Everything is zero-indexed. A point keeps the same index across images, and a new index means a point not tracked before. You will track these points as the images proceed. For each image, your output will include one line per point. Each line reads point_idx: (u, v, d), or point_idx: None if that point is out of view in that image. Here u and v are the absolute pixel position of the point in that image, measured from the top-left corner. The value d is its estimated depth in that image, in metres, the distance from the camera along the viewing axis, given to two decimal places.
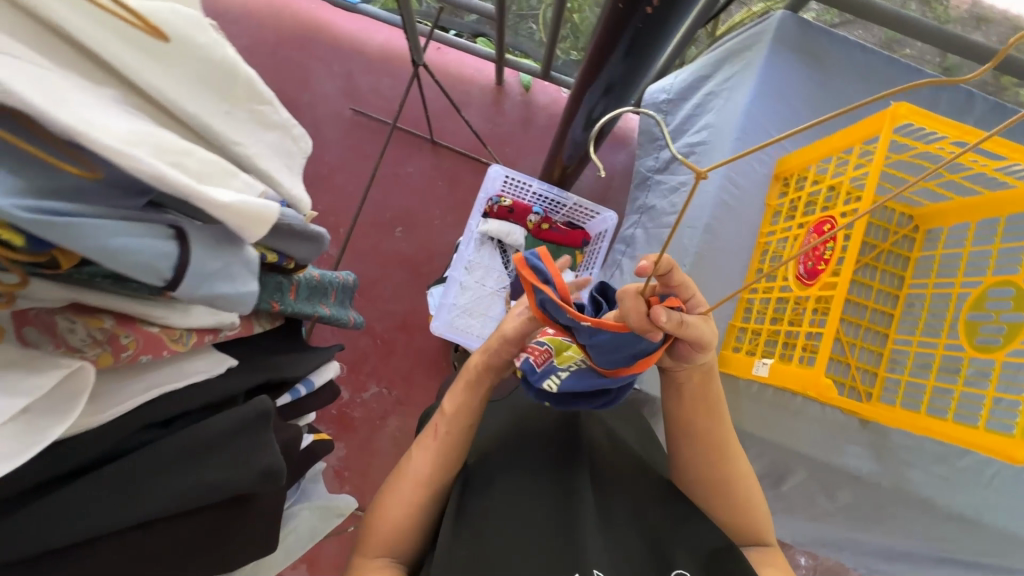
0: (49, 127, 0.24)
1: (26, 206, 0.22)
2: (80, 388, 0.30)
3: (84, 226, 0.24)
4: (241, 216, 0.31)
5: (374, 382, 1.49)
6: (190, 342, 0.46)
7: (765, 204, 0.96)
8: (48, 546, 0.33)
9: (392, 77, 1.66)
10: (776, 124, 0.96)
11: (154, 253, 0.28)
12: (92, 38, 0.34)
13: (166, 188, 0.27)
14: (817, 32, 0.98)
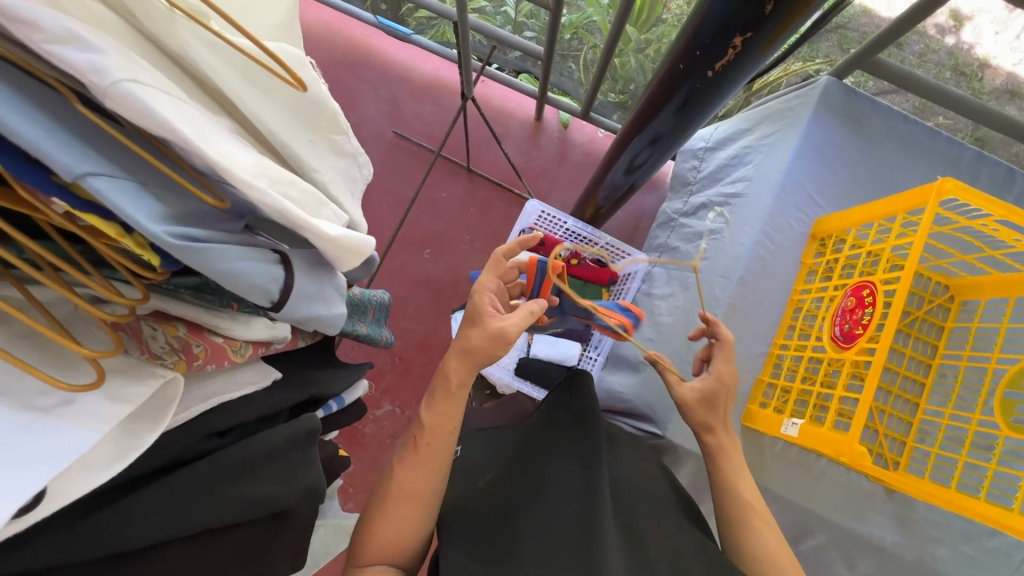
0: (196, 160, 0.26)
1: (172, 232, 0.24)
2: (169, 397, 0.32)
3: (213, 253, 0.26)
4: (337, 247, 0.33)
5: (389, 400, 1.50)
6: (246, 353, 0.47)
7: (800, 262, 0.96)
8: (118, 550, 0.34)
9: (436, 104, 1.72)
10: (816, 185, 0.98)
11: (264, 277, 0.29)
12: (216, 73, 0.36)
13: (283, 219, 0.29)
14: (861, 99, 0.99)
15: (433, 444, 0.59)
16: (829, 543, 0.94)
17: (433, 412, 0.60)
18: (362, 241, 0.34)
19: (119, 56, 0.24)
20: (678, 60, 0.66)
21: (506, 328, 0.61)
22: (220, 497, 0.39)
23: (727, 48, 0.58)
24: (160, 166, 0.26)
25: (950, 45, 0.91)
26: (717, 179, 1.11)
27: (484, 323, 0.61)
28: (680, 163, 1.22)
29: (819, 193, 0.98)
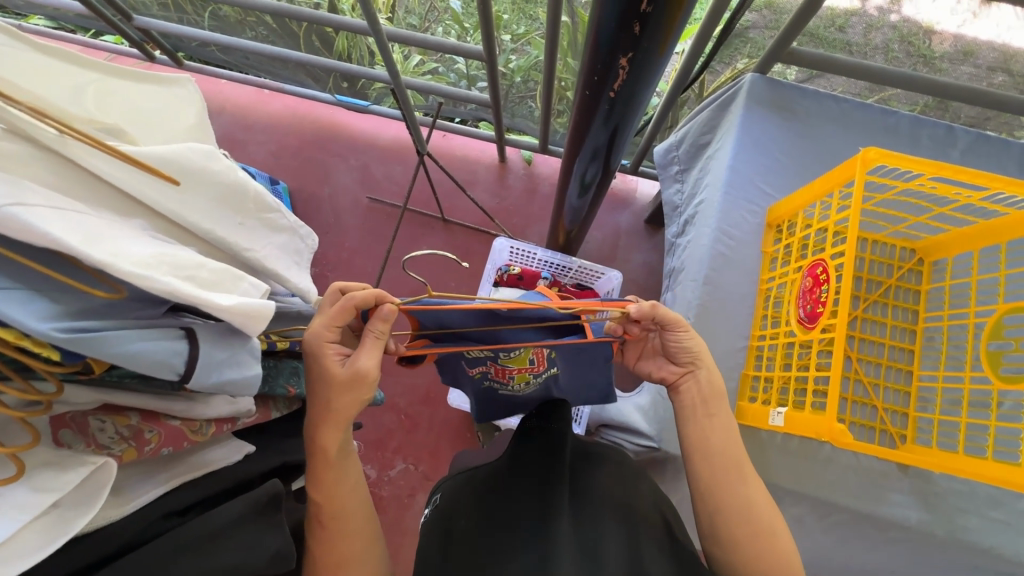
0: (82, 262, 0.29)
1: (60, 327, 0.27)
2: (102, 482, 0.35)
3: (109, 340, 0.29)
4: (242, 314, 0.35)
5: (400, 459, 1.50)
6: (209, 432, 0.49)
7: (762, 251, 0.98)
8: None
9: (404, 164, 1.80)
10: (761, 175, 1.00)
11: (167, 353, 0.32)
12: (123, 180, 0.40)
13: (177, 300, 0.32)
14: (788, 87, 1.03)
15: (334, 516, 0.57)
16: (855, 532, 0.90)
17: (321, 488, 0.57)
18: (265, 306, 0.37)
19: (5, 185, 0.28)
20: (586, 85, 0.69)
21: (369, 370, 0.55)
22: (187, 552, 0.42)
23: (618, 69, 0.62)
24: (54, 270, 0.29)
25: (892, 21, 0.95)
26: (696, 192, 1.13)
27: (334, 375, 0.55)
28: (666, 190, 1.24)
29: (769, 183, 1.00)
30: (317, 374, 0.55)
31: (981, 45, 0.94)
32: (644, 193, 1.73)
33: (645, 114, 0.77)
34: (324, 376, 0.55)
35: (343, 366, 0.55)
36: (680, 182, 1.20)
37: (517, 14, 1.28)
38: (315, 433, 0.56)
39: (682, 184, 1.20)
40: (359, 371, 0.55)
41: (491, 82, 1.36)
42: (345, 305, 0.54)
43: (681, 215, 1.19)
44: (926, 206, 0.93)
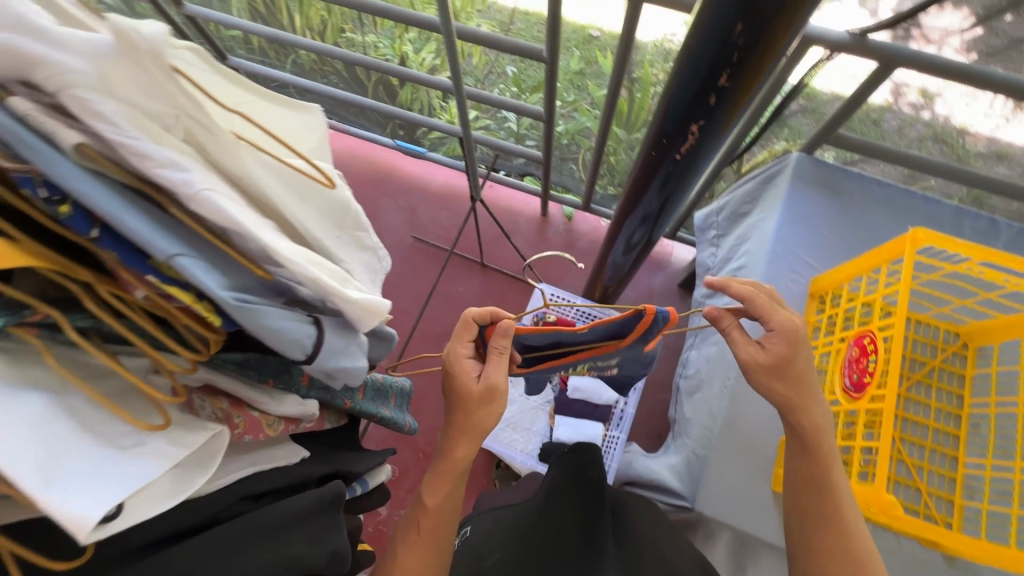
0: (250, 246, 0.34)
1: (232, 295, 0.31)
2: (217, 449, 0.38)
3: (261, 313, 0.33)
4: (357, 307, 0.39)
5: (414, 498, 1.48)
6: (278, 428, 0.52)
7: (804, 320, 1.00)
8: None
9: (449, 210, 1.89)
10: (804, 248, 1.04)
11: (300, 332, 0.36)
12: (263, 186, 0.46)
13: (316, 287, 0.36)
14: (833, 169, 1.08)
15: (434, 524, 0.62)
16: None
17: (433, 491, 0.63)
18: (380, 303, 0.41)
19: (202, 173, 0.33)
20: (651, 146, 0.75)
21: (499, 383, 0.63)
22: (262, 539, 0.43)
23: (687, 135, 0.67)
24: (228, 244, 0.34)
25: (925, 118, 0.98)
26: (729, 259, 1.18)
27: (469, 388, 0.63)
28: (701, 253, 1.29)
29: (811, 256, 1.03)
30: (454, 387, 0.64)
31: (1016, 148, 0.97)
32: (679, 258, 1.77)
33: (699, 181, 0.82)
34: (460, 388, 0.64)
35: (476, 380, 0.64)
36: (717, 246, 1.25)
37: (569, 84, 1.40)
38: (452, 441, 0.63)
39: (716, 248, 1.25)
40: (492, 381, 0.63)
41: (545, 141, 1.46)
42: (467, 322, 0.67)
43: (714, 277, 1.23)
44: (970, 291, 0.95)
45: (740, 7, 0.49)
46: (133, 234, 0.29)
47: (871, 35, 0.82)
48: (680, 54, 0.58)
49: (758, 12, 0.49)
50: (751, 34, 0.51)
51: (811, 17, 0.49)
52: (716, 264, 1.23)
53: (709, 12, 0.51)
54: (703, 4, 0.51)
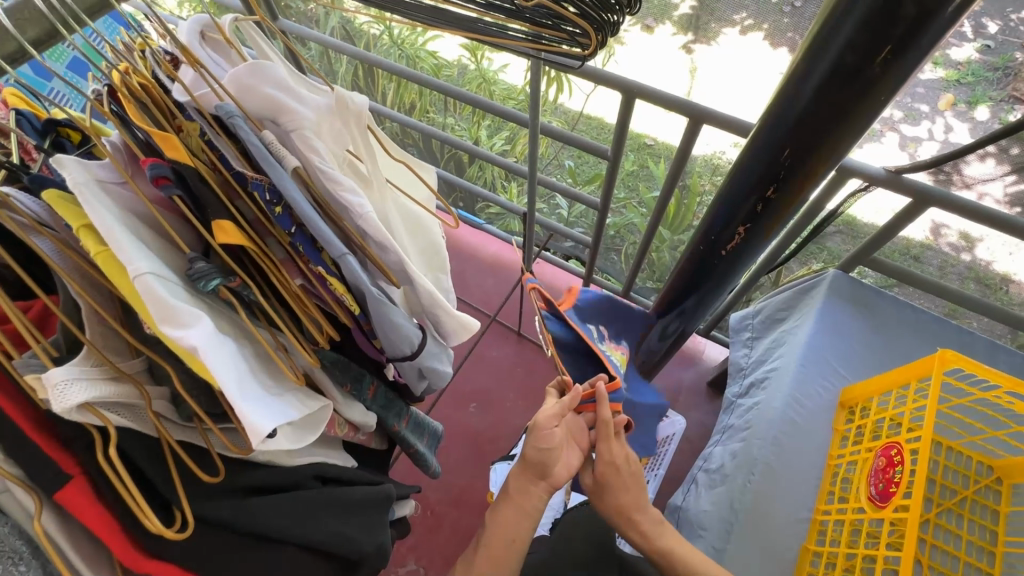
0: (388, 257, 0.43)
1: (373, 287, 0.41)
2: (320, 418, 0.44)
3: (389, 311, 0.42)
4: (452, 322, 0.49)
5: (414, 556, 1.46)
6: (342, 430, 0.60)
7: (832, 428, 1.01)
8: (252, 529, 0.40)
9: (495, 279, 2.02)
10: (837, 359, 1.08)
11: (411, 329, 0.44)
12: None
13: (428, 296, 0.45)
14: (868, 289, 1.15)
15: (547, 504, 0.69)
16: None
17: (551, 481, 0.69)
18: (472, 322, 0.49)
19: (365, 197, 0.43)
20: (699, 241, 0.83)
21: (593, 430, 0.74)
22: (340, 510, 0.47)
23: (734, 235, 0.77)
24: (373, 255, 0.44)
25: (966, 261, 1.07)
26: (763, 359, 1.22)
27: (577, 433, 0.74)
28: (734, 352, 1.33)
29: (843, 367, 1.07)
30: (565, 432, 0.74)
31: None
32: (710, 357, 1.81)
33: (740, 281, 0.90)
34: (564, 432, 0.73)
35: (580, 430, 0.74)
36: (750, 347, 1.30)
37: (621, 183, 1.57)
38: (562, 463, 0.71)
39: (750, 349, 1.29)
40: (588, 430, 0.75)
41: (597, 229, 1.59)
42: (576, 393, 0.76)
43: (745, 376, 1.26)
44: (1003, 425, 0.96)
45: (791, 134, 0.60)
46: (319, 235, 0.39)
47: (905, 174, 0.92)
48: (736, 166, 0.69)
49: (805, 140, 0.60)
50: (798, 156, 0.62)
51: (847, 152, 0.60)
52: (749, 364, 1.27)
53: (764, 136, 0.63)
54: (759, 128, 0.63)
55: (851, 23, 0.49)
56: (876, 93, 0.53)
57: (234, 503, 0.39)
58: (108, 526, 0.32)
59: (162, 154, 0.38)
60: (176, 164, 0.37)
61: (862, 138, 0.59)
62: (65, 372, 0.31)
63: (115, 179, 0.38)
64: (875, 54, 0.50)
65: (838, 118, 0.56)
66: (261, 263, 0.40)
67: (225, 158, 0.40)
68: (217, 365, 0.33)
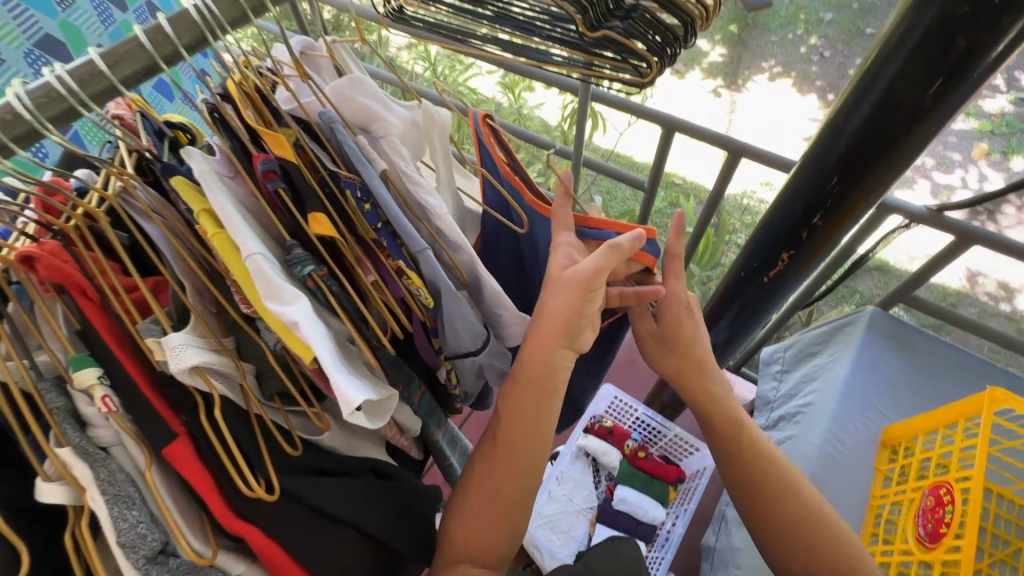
0: (462, 256, 0.47)
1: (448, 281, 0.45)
2: (387, 408, 0.45)
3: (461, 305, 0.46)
4: (513, 323, 0.51)
5: None
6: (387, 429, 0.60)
7: (874, 468, 0.99)
8: (310, 504, 0.39)
9: None
10: (877, 397, 1.06)
11: (477, 324, 0.48)
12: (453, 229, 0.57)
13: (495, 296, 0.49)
14: (908, 328, 1.13)
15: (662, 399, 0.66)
16: None
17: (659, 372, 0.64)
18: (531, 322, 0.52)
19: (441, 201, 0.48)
20: (738, 267, 0.84)
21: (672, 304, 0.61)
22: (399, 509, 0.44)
23: (777, 261, 0.78)
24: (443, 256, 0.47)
25: (1006, 311, 1.11)
26: (795, 393, 1.20)
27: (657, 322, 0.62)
28: (761, 385, 1.31)
29: (884, 405, 1.05)
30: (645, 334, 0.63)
31: None
32: (739, 394, 1.77)
33: (779, 311, 0.90)
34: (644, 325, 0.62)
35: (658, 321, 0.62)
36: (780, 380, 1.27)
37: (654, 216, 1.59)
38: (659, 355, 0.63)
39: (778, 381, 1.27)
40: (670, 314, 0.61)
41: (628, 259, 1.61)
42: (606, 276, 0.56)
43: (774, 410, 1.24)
44: None
45: (838, 163, 0.62)
46: (402, 233, 0.43)
47: (947, 212, 0.92)
48: (781, 193, 0.71)
49: (852, 169, 0.62)
50: (845, 185, 0.63)
51: (893, 181, 0.62)
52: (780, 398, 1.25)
53: (810, 164, 0.65)
54: (805, 157, 0.65)
55: (901, 58, 0.52)
56: (924, 125, 0.55)
57: (303, 488, 0.39)
58: (205, 482, 0.35)
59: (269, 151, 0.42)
60: (283, 161, 0.41)
61: (908, 169, 0.61)
62: (181, 337, 0.35)
63: (225, 174, 0.42)
64: (927, 87, 0.53)
65: (888, 148, 0.58)
66: (344, 256, 0.44)
67: (321, 159, 0.44)
68: (315, 338, 0.36)
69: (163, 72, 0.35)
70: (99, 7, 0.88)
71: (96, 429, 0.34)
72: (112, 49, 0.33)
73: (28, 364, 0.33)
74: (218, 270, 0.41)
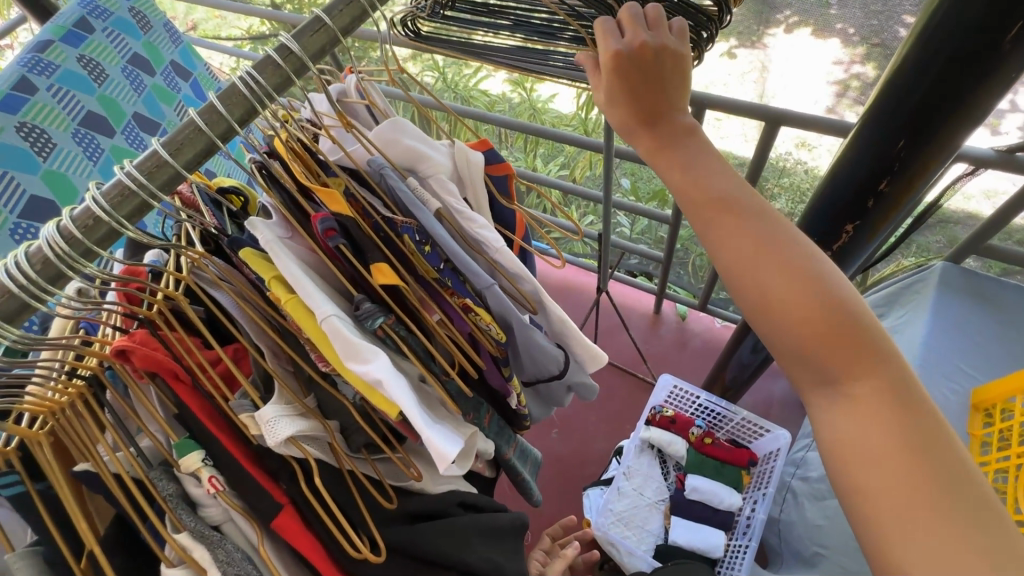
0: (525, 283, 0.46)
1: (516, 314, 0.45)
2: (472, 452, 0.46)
3: (533, 335, 0.45)
4: (584, 351, 0.50)
5: None
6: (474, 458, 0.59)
7: (968, 434, 0.93)
8: (413, 548, 0.40)
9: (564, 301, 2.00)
10: (962, 357, 1.00)
11: (551, 358, 0.49)
12: None
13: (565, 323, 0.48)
14: (984, 280, 1.06)
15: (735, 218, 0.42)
16: None
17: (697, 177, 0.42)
18: (599, 352, 0.50)
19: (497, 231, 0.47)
20: None
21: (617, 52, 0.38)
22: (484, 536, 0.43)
23: (841, 233, 0.72)
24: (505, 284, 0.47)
25: None
26: None
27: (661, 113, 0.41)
28: None
29: (970, 365, 0.99)
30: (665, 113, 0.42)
31: None
32: None
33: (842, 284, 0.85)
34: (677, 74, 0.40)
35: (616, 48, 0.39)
36: None
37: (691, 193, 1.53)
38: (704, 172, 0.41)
39: None
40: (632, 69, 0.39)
41: (669, 241, 1.56)
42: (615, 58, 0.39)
43: None
44: None
45: (902, 126, 0.58)
46: (468, 267, 0.43)
47: (1019, 153, 0.85)
48: (837, 162, 0.67)
49: (922, 129, 0.57)
50: (913, 147, 0.59)
51: (968, 136, 0.57)
52: None
53: (871, 127, 0.61)
54: (864, 120, 0.61)
55: (975, 4, 0.48)
56: (1003, 72, 0.51)
57: (394, 535, 0.39)
58: (312, 545, 0.36)
59: (324, 208, 0.42)
60: (339, 216, 0.41)
61: (982, 122, 0.56)
62: (273, 410, 0.35)
63: (284, 235, 0.42)
64: (1005, 30, 0.48)
65: (958, 104, 0.54)
66: (408, 300, 0.43)
67: (373, 204, 0.43)
68: (401, 394, 0.35)
69: (220, 150, 0.35)
70: (129, 75, 0.92)
71: (207, 508, 0.35)
72: (171, 137, 0.33)
73: (135, 453, 0.35)
74: (294, 334, 0.41)
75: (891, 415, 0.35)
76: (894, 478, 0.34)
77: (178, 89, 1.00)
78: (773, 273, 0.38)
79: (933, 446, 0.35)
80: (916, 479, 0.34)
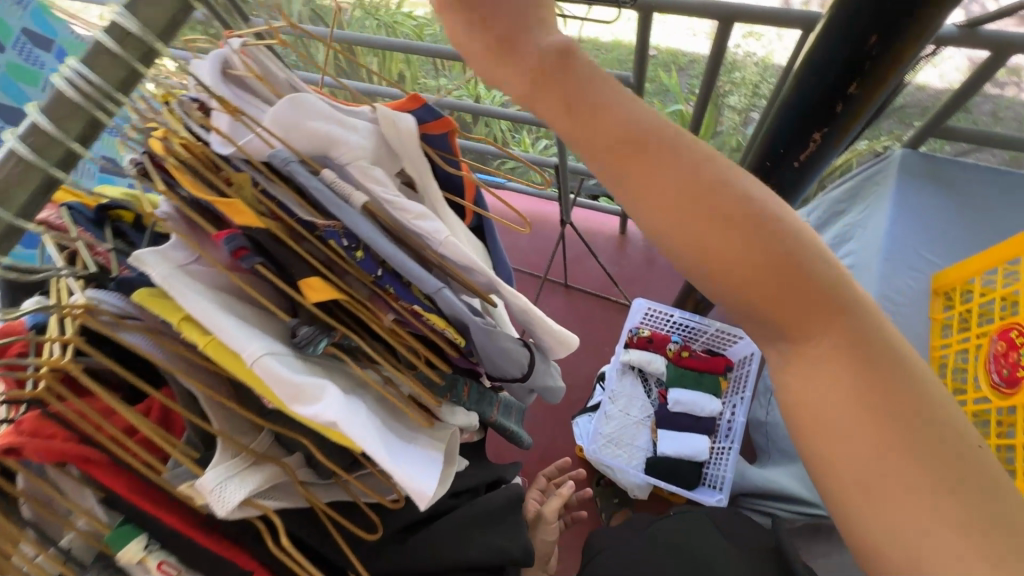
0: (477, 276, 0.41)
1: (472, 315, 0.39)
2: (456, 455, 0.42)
3: (495, 337, 0.41)
4: (551, 338, 0.46)
5: None
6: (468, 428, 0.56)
7: (930, 319, 0.96)
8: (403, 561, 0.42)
9: (528, 234, 1.94)
10: (923, 245, 1.01)
11: (513, 359, 0.43)
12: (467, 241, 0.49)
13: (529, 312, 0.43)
14: (942, 163, 1.05)
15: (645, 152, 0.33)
16: None
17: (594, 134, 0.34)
18: (569, 337, 0.46)
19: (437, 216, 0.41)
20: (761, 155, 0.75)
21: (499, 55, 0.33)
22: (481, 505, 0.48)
23: (808, 141, 0.68)
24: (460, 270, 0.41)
25: None
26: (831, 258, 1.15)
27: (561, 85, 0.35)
28: None
29: (931, 252, 1.00)
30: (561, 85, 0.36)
31: None
32: None
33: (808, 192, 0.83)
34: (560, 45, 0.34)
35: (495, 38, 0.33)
36: None
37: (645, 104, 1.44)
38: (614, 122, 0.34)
39: None
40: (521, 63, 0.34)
41: None
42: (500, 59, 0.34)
43: None
44: None
45: (874, 15, 0.52)
46: (407, 271, 0.37)
47: (981, 26, 0.79)
48: (802, 63, 0.61)
49: (893, 20, 0.52)
50: (887, 40, 0.54)
51: (947, 18, 0.52)
52: None
53: (843, 21, 0.55)
54: (829, 20, 0.56)
55: None
56: None
57: (392, 546, 0.42)
58: None
59: (230, 221, 0.36)
60: (248, 229, 0.35)
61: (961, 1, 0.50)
62: (215, 475, 0.31)
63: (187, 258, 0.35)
64: None
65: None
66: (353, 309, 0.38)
67: (288, 205, 0.37)
68: (360, 432, 0.31)
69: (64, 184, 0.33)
70: None
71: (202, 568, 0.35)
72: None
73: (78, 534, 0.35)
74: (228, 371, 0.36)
75: (853, 363, 0.30)
76: (873, 464, 0.28)
77: (42, 65, 0.85)
78: (697, 215, 0.30)
79: (892, 373, 0.30)
80: (906, 462, 0.28)
